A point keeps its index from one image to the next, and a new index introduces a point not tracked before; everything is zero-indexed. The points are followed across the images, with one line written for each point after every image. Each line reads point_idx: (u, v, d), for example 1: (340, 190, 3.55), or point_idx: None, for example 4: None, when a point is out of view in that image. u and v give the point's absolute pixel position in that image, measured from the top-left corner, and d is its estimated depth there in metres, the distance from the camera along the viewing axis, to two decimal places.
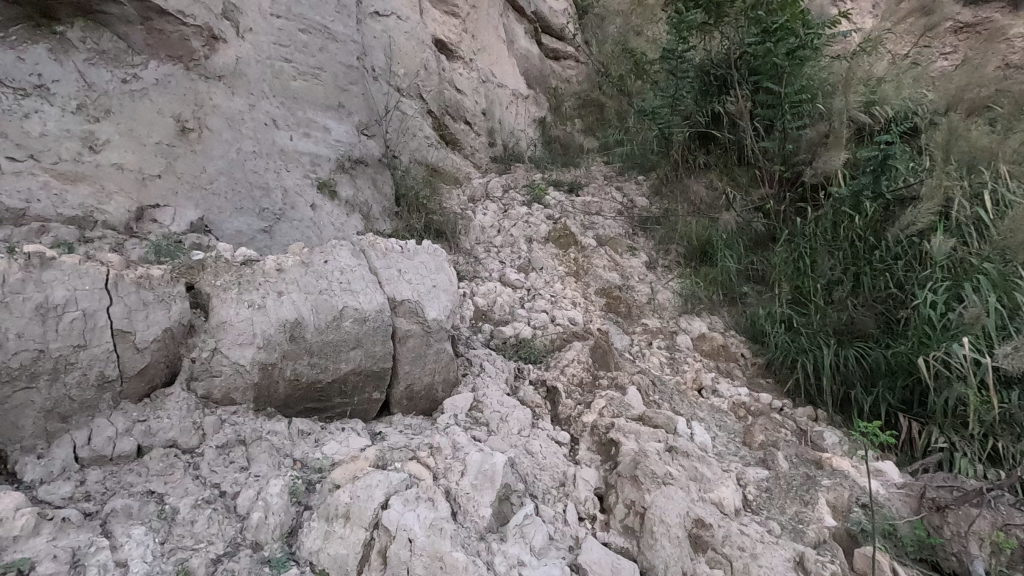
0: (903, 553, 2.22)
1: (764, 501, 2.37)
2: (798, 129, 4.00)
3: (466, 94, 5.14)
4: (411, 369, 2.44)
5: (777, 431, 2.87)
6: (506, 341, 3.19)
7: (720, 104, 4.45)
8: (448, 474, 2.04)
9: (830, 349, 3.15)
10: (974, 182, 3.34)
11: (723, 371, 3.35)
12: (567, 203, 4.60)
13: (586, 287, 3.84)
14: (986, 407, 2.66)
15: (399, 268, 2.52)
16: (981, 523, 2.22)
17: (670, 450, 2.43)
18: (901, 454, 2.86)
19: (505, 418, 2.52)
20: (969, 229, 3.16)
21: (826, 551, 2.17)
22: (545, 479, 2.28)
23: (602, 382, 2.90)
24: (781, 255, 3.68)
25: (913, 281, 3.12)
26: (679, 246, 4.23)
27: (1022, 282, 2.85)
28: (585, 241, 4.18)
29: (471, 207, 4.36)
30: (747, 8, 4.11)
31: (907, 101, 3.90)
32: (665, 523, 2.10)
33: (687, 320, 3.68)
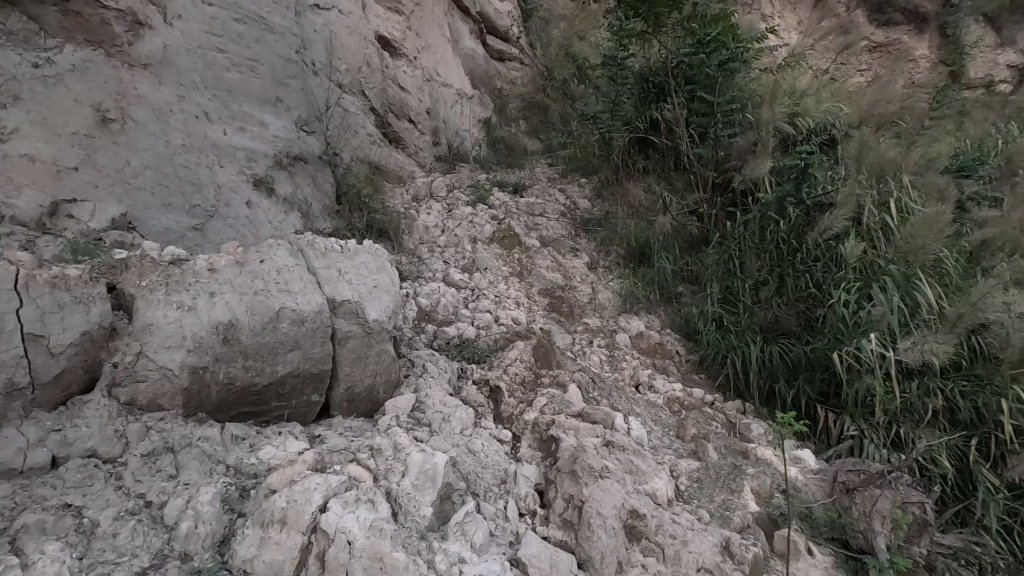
0: (816, 533, 2.42)
1: (695, 491, 2.51)
2: (729, 136, 4.22)
3: (411, 92, 5.08)
4: (352, 371, 2.40)
5: (709, 424, 3.02)
6: (450, 341, 3.19)
7: (657, 111, 4.60)
8: (389, 475, 2.02)
9: (756, 345, 3.36)
10: (883, 191, 3.62)
11: (659, 368, 3.49)
12: (511, 204, 4.66)
13: (530, 287, 3.90)
14: (890, 398, 2.90)
15: (338, 268, 2.48)
16: (884, 502, 2.43)
17: (607, 445, 2.52)
18: (818, 442, 3.09)
19: (447, 418, 2.54)
20: (878, 233, 3.42)
21: (749, 536, 2.34)
22: (486, 477, 2.31)
23: (544, 380, 2.96)
24: (712, 257, 3.88)
25: (829, 282, 3.36)
26: (619, 248, 4.37)
27: (921, 283, 3.13)
28: (529, 242, 4.25)
29: (414, 206, 4.32)
30: (685, 19, 4.42)
31: (826, 113, 4.15)
32: (601, 515, 2.18)
33: (626, 319, 3.83)
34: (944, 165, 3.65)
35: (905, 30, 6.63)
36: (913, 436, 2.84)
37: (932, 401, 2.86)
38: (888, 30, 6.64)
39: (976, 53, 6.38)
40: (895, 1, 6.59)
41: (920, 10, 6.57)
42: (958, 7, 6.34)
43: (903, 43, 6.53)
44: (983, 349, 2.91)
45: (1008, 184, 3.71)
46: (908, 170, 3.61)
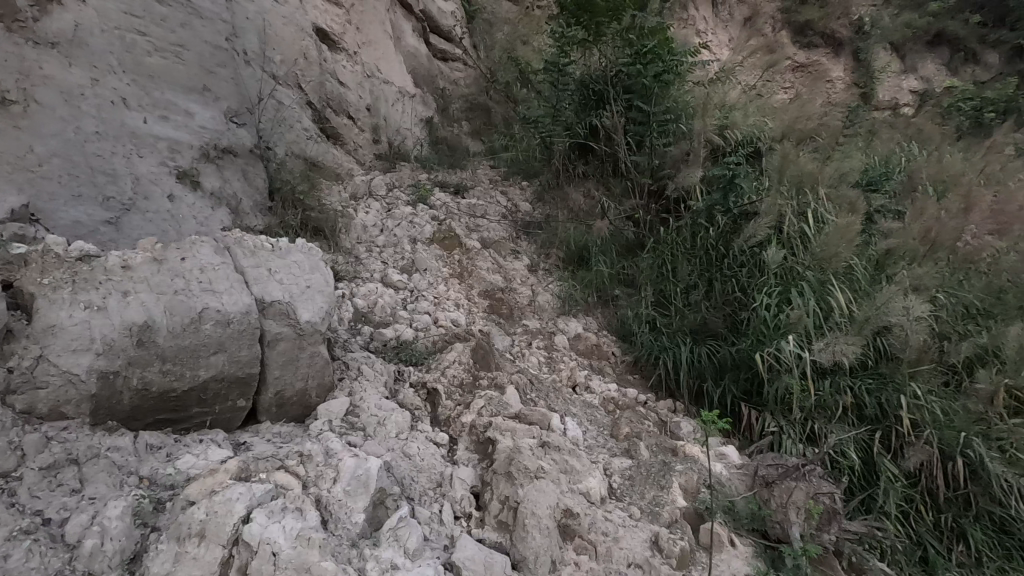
0: (739, 525, 2.55)
1: (627, 489, 2.58)
2: (664, 145, 4.39)
3: (350, 87, 4.96)
4: (283, 375, 2.30)
5: (642, 423, 3.12)
6: (387, 344, 3.13)
7: (596, 118, 4.71)
8: (319, 482, 1.95)
9: (686, 346, 3.51)
10: (802, 202, 3.85)
11: (596, 369, 3.58)
12: (452, 205, 4.63)
13: (470, 288, 3.89)
14: (806, 395, 3.09)
15: (269, 268, 2.38)
16: (798, 494, 2.59)
17: (543, 445, 2.55)
18: (742, 438, 3.27)
19: (382, 422, 2.49)
20: (797, 241, 3.65)
21: (677, 530, 2.44)
22: (422, 481, 2.29)
23: (482, 382, 2.95)
24: (647, 261, 4.02)
25: (753, 287, 3.55)
26: (559, 251, 4.44)
27: (833, 288, 3.35)
28: (469, 243, 4.23)
29: (352, 204, 4.21)
30: (623, 29, 4.52)
31: (752, 128, 4.38)
32: (536, 516, 2.21)
33: (565, 321, 3.90)
34: (856, 179, 3.94)
35: (824, 52, 7.12)
36: (825, 431, 3.04)
37: (843, 398, 3.07)
38: (809, 52, 7.12)
39: (883, 78, 6.96)
40: (815, 26, 7.05)
41: (836, 35, 7.09)
42: (869, 35, 6.97)
43: (822, 65, 7.02)
44: (887, 349, 3.16)
45: (909, 199, 4.04)
46: (824, 184, 3.85)
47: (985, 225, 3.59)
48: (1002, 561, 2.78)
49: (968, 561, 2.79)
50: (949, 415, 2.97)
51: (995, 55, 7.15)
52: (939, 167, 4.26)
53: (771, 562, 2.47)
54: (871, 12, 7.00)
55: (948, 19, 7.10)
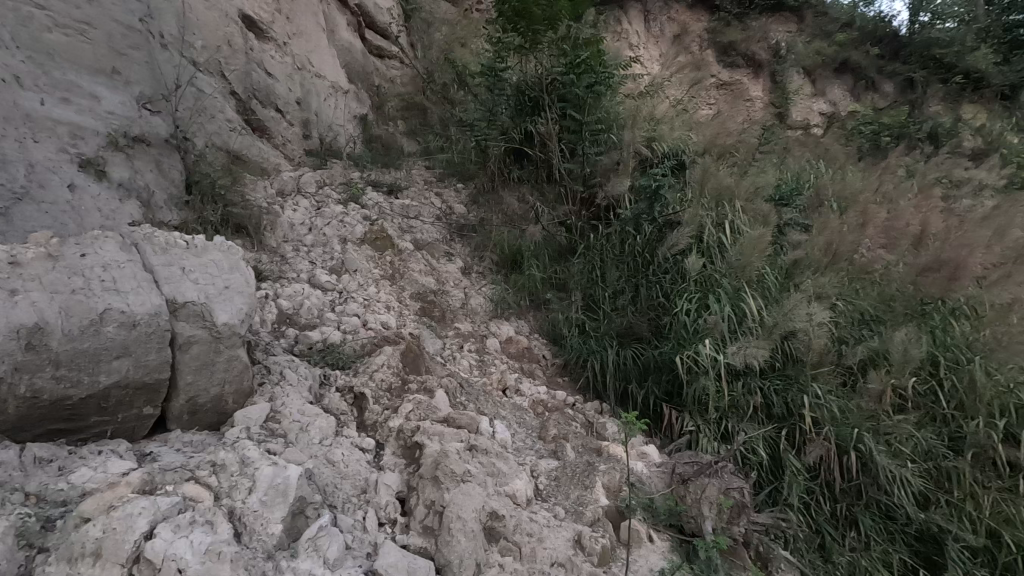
0: (656, 521, 2.67)
1: (552, 490, 2.67)
2: (596, 154, 4.52)
3: (279, 79, 4.77)
4: (196, 381, 2.17)
5: (569, 425, 3.20)
6: (312, 347, 3.03)
7: (531, 124, 4.77)
8: (232, 493, 1.87)
9: (613, 349, 3.65)
10: (721, 213, 4.07)
11: (526, 371, 3.64)
12: (385, 205, 4.55)
13: (402, 290, 3.84)
14: (720, 396, 3.28)
15: (182, 266, 2.25)
16: (711, 490, 2.74)
17: (470, 449, 2.57)
18: (662, 437, 3.43)
19: (304, 428, 2.41)
20: (715, 250, 3.86)
21: (599, 528, 2.52)
22: (346, 488, 2.24)
23: (412, 386, 2.92)
24: (578, 267, 4.16)
25: (675, 292, 3.73)
26: (492, 254, 4.48)
27: (746, 295, 3.57)
28: (402, 244, 4.17)
29: (279, 201, 4.05)
30: (559, 39, 4.70)
31: (678, 141, 4.58)
32: (461, 520, 2.21)
33: (497, 324, 3.93)
34: (769, 194, 4.22)
35: (745, 73, 7.59)
36: (737, 429, 3.24)
37: (753, 398, 3.28)
38: (732, 72, 7.57)
39: (797, 99, 7.49)
40: (738, 47, 7.56)
41: (756, 57, 7.57)
42: (784, 59, 7.49)
43: (743, 84, 7.47)
44: (792, 352, 3.36)
45: (816, 213, 4.37)
46: (741, 198, 4.09)
47: (874, 240, 3.90)
48: (887, 545, 3.04)
49: (858, 545, 3.05)
50: (845, 413, 3.22)
51: (890, 85, 7.83)
52: (843, 186, 4.62)
53: (685, 555, 2.60)
54: (786, 38, 7.54)
55: (852, 49, 7.74)
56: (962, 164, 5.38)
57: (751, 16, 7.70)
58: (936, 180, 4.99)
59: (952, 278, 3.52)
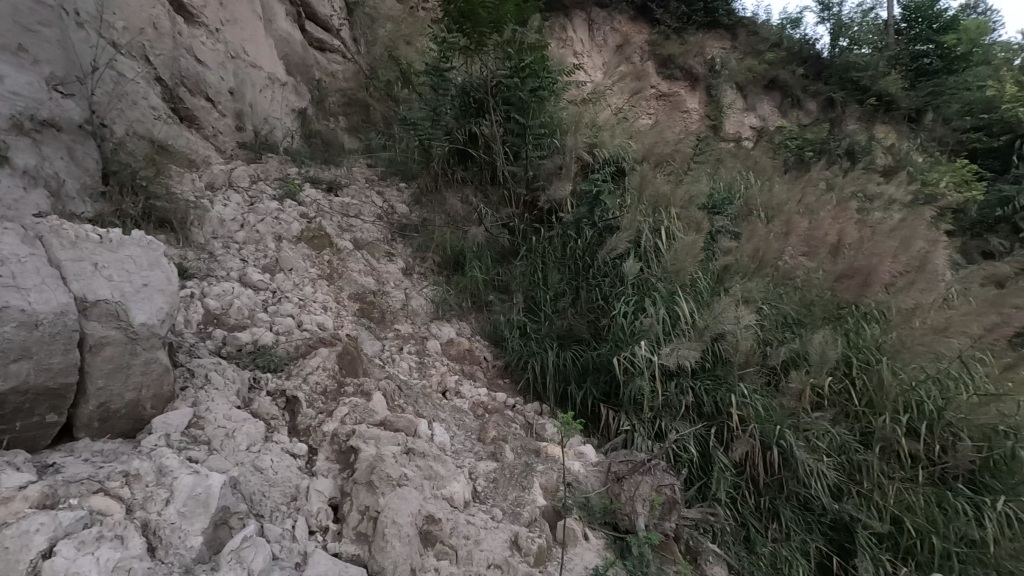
0: (592, 519, 2.73)
1: (490, 491, 2.68)
2: (539, 158, 4.58)
3: (210, 67, 4.55)
4: (108, 385, 2.02)
5: (509, 426, 3.21)
6: (242, 348, 2.88)
7: (475, 125, 4.76)
8: (148, 504, 1.75)
9: (553, 351, 3.71)
10: (657, 219, 4.20)
11: (467, 373, 3.63)
12: (324, 202, 4.41)
13: (340, 290, 3.74)
14: (654, 396, 3.39)
15: (94, 261, 2.09)
16: (645, 487, 2.82)
17: (407, 453, 2.53)
18: (600, 437, 3.52)
19: (230, 435, 2.29)
20: (652, 255, 3.98)
21: (535, 529, 2.54)
22: (274, 496, 2.15)
23: (348, 389, 2.84)
24: (520, 269, 4.20)
25: (613, 295, 3.82)
26: (435, 255, 4.45)
27: (680, 298, 3.70)
28: (341, 243, 4.06)
29: (208, 195, 3.85)
30: (504, 43, 4.67)
31: (618, 148, 4.73)
32: (396, 525, 2.16)
33: (438, 326, 3.90)
34: (702, 202, 4.40)
35: (683, 85, 7.89)
36: (670, 428, 3.36)
37: (685, 397, 3.41)
38: (670, 83, 7.86)
39: (730, 113, 7.87)
40: (676, 60, 7.85)
41: (693, 71, 7.89)
42: (719, 74, 7.85)
43: (681, 96, 7.76)
44: (721, 353, 3.51)
45: (745, 221, 4.59)
46: (676, 205, 4.23)
47: (797, 248, 4.08)
48: (805, 534, 3.24)
49: (780, 536, 3.24)
50: (768, 411, 3.39)
51: (814, 103, 8.38)
52: (769, 198, 4.89)
53: (619, 551, 2.67)
54: (721, 54, 7.91)
55: (780, 68, 8.21)
56: (874, 180, 5.82)
57: (688, 31, 8.04)
58: (852, 194, 5.36)
59: (863, 285, 3.77)
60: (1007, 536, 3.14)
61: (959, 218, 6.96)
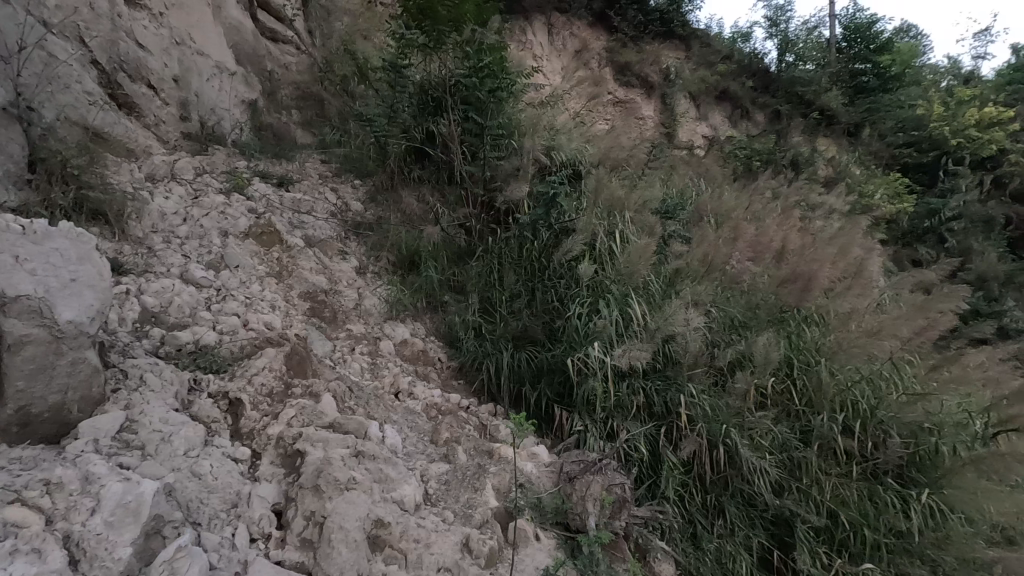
0: (544, 519, 2.74)
1: (442, 494, 2.66)
2: (496, 159, 4.59)
3: (152, 52, 4.34)
4: (29, 388, 1.87)
5: (462, 427, 3.19)
6: (182, 349, 2.74)
7: (433, 124, 4.71)
8: (71, 514, 1.64)
9: (507, 352, 3.72)
10: (612, 223, 4.26)
11: (421, 374, 3.60)
12: (274, 197, 4.26)
13: (289, 289, 3.62)
14: (606, 396, 3.45)
15: (14, 255, 1.93)
16: (596, 487, 2.86)
17: (357, 455, 2.47)
18: (553, 437, 3.55)
19: (166, 439, 2.18)
20: (606, 257, 4.04)
21: (487, 530, 2.53)
22: (213, 502, 2.06)
23: (296, 391, 2.76)
24: (476, 270, 4.19)
25: (568, 297, 3.86)
26: (389, 254, 4.38)
27: (633, 300, 3.77)
28: (291, 240, 3.93)
29: (148, 186, 3.65)
30: (463, 42, 4.58)
31: (574, 151, 4.76)
32: (343, 530, 2.13)
33: (391, 326, 3.84)
34: (655, 207, 4.50)
35: (639, 93, 8.06)
36: (621, 428, 3.42)
37: (636, 398, 3.48)
38: (627, 90, 8.01)
39: (683, 121, 8.09)
40: (633, 67, 8.01)
41: (649, 79, 8.08)
42: (673, 83, 8.06)
43: (637, 103, 7.93)
44: (672, 354, 3.58)
45: (696, 226, 4.71)
46: (630, 209, 4.31)
47: (744, 253, 4.20)
48: (748, 530, 3.36)
49: (725, 531, 3.34)
50: (715, 411, 3.49)
51: (762, 115, 8.71)
52: (719, 205, 5.04)
53: (569, 551, 2.69)
54: (675, 64, 8.13)
55: (730, 80, 8.51)
56: (816, 190, 6.12)
57: (645, 40, 8.23)
58: (796, 203, 5.60)
59: (804, 290, 3.91)
60: (930, 526, 3.34)
61: (892, 228, 7.40)
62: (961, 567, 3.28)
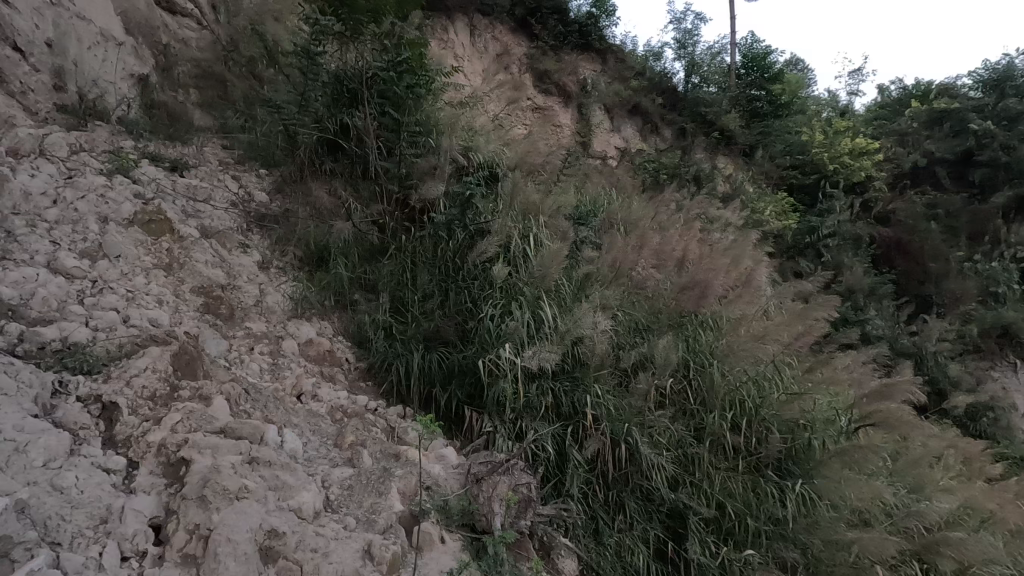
0: (450, 521, 2.73)
1: (344, 499, 2.56)
2: (414, 156, 4.53)
3: (20, 11, 3.83)
4: None
5: (368, 430, 3.09)
6: (46, 347, 2.43)
7: (348, 116, 4.53)
8: None
9: (418, 352, 3.68)
10: (526, 226, 4.31)
11: (326, 376, 3.47)
12: (165, 182, 3.90)
13: (179, 283, 3.33)
14: (515, 398, 3.49)
15: None
16: (502, 487, 2.88)
17: (251, 462, 2.34)
18: (463, 439, 3.56)
19: (21, 449, 1.93)
20: (520, 260, 4.07)
21: (391, 535, 2.48)
22: (76, 519, 1.85)
23: (183, 394, 2.55)
24: (388, 268, 4.10)
25: (481, 298, 3.86)
26: (296, 249, 4.17)
27: (545, 302, 3.84)
28: (184, 229, 3.62)
29: (9, 162, 3.21)
30: (381, 34, 4.52)
31: (492, 153, 4.78)
32: (231, 542, 1.98)
33: (295, 325, 3.66)
34: (569, 213, 4.63)
35: (557, 101, 8.25)
36: (529, 428, 3.48)
37: (544, 398, 3.55)
38: (545, 97, 8.18)
39: (598, 131, 8.38)
40: (552, 76, 8.20)
41: (567, 89, 8.31)
42: (590, 94, 8.34)
43: (555, 110, 8.11)
44: (580, 356, 3.69)
45: (606, 233, 4.89)
46: (544, 213, 4.39)
47: (649, 260, 4.44)
48: (645, 523, 3.53)
49: (624, 526, 3.50)
50: (618, 410, 3.66)
51: (670, 131, 9.22)
52: (628, 213, 5.26)
53: (475, 552, 2.69)
54: (592, 76, 8.43)
55: (642, 96, 8.93)
56: (714, 204, 6.57)
57: (564, 50, 8.47)
58: (697, 216, 5.97)
59: (701, 296, 4.13)
60: (802, 512, 3.67)
61: (778, 242, 8.13)
62: (828, 548, 3.62)
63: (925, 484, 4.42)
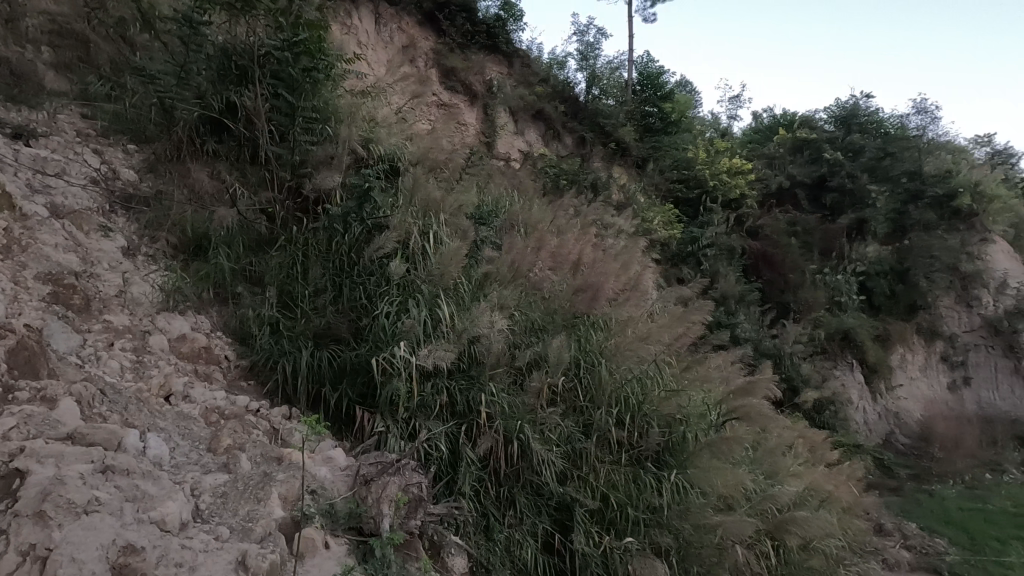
0: (336, 525, 2.62)
1: (216, 508, 2.37)
2: (309, 144, 4.28)
3: None
4: None
5: (247, 432, 2.88)
6: None
7: (235, 94, 4.19)
8: None
9: (307, 350, 3.49)
10: (426, 222, 4.24)
11: (201, 375, 3.19)
12: (6, 151, 3.40)
13: (20, 268, 2.91)
14: (409, 397, 3.44)
15: None
16: (392, 488, 2.80)
17: (105, 472, 2.10)
18: (352, 440, 3.45)
19: None
20: (418, 256, 4.00)
21: (269, 544, 2.31)
22: None
23: (20, 395, 2.23)
24: (277, 261, 3.87)
25: (376, 295, 3.74)
26: (169, 236, 3.79)
27: (442, 301, 3.79)
28: (29, 207, 3.18)
29: None
30: (276, 11, 4.25)
31: (394, 146, 4.66)
32: (76, 563, 1.77)
33: (166, 319, 3.34)
34: (470, 211, 4.61)
35: (463, 98, 8.24)
36: (423, 427, 3.44)
37: (439, 397, 3.54)
38: (451, 94, 8.14)
39: (503, 134, 8.44)
40: (458, 73, 8.18)
41: (473, 88, 8.32)
42: (495, 95, 8.40)
43: (460, 108, 8.08)
44: (476, 355, 3.72)
45: (506, 233, 4.94)
46: (445, 210, 4.34)
47: (546, 263, 4.52)
48: (534, 517, 3.64)
49: (514, 521, 3.58)
50: (512, 408, 3.71)
51: (570, 138, 9.47)
52: (528, 216, 5.36)
53: (361, 556, 2.60)
54: (498, 78, 8.52)
55: (546, 102, 9.14)
56: (609, 211, 6.90)
57: (470, 49, 8.49)
58: (592, 222, 6.23)
59: (593, 299, 4.37)
60: (675, 500, 3.96)
61: (664, 250, 8.72)
62: (696, 532, 3.94)
63: (778, 470, 4.96)
